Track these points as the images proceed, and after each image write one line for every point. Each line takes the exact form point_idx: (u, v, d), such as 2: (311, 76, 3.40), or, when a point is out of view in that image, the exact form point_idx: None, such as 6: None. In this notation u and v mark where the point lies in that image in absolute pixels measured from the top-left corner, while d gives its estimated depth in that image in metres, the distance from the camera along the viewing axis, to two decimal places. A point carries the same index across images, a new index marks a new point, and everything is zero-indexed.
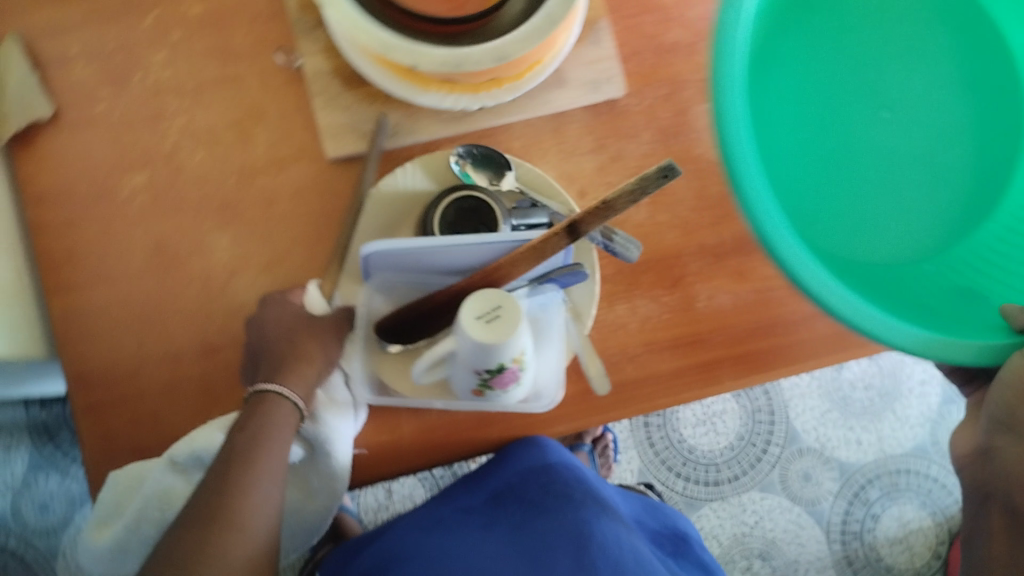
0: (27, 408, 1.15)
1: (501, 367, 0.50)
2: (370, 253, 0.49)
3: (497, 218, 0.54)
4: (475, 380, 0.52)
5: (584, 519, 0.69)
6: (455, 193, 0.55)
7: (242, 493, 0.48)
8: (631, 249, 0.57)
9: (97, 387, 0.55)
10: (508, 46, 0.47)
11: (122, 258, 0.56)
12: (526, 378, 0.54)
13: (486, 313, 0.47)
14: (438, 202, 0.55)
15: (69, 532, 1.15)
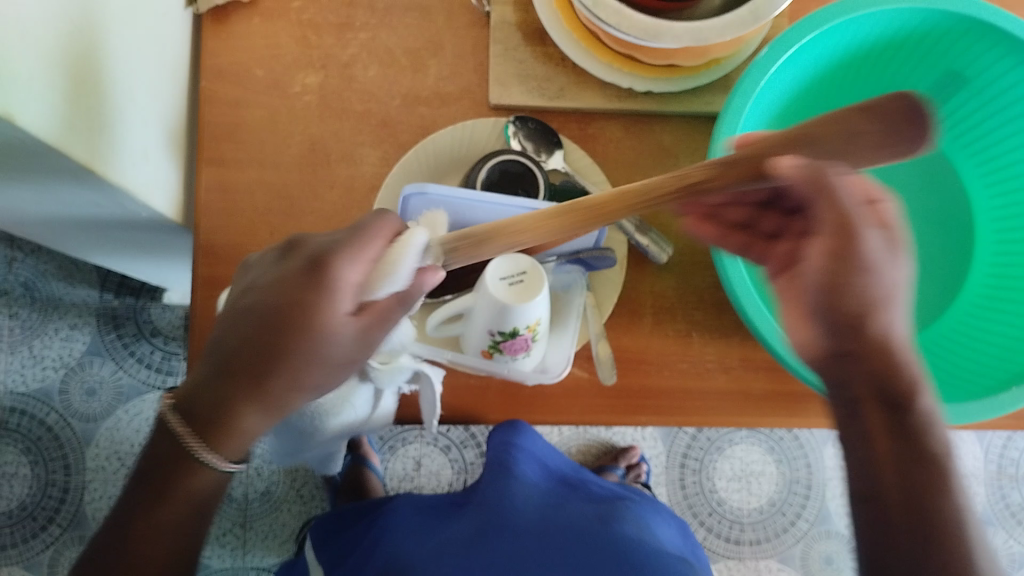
0: (102, 293, 1.19)
1: (514, 332, 0.52)
2: (410, 195, 0.50)
3: (537, 183, 0.55)
4: (486, 340, 0.54)
5: (531, 502, 0.67)
6: (503, 158, 0.55)
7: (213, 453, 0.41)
8: (660, 251, 0.59)
9: (218, 259, 0.57)
10: (712, 29, 0.48)
11: (276, 148, 0.58)
12: (536, 349, 0.55)
13: (510, 276, 0.51)
14: (483, 161, 0.55)
15: (108, 422, 1.17)
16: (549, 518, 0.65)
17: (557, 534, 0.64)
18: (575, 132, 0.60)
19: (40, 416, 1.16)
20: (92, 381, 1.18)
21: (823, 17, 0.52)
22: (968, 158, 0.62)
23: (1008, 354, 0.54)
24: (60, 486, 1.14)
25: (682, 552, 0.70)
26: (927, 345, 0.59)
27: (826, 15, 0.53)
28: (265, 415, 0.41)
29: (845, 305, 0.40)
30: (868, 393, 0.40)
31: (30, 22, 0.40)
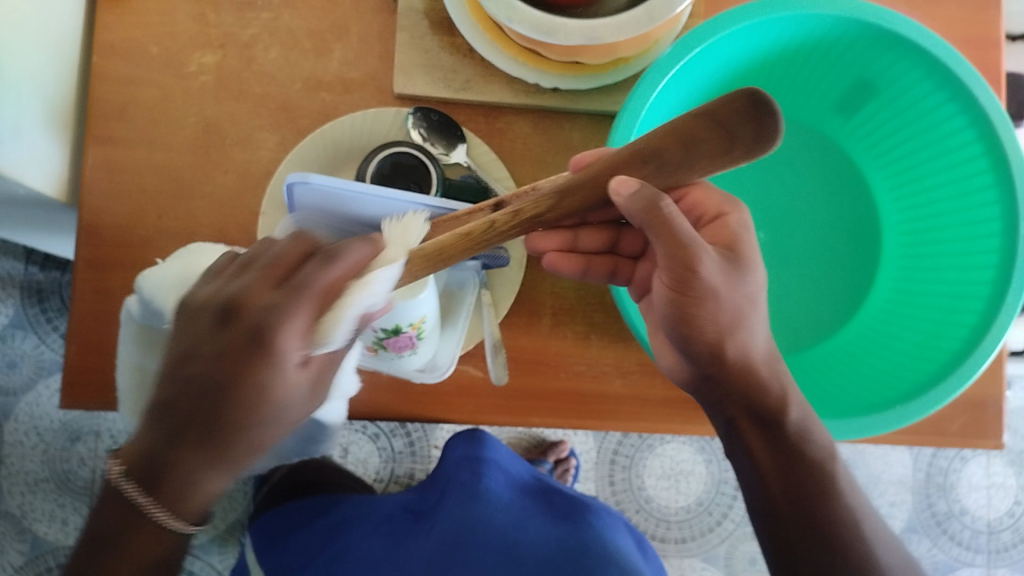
0: (27, 266, 1.14)
1: (398, 329, 0.50)
2: (292, 182, 0.48)
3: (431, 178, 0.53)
4: (370, 337, 0.51)
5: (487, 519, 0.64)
6: (397, 150, 0.54)
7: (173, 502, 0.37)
8: None
9: (104, 242, 0.55)
10: (604, 28, 0.47)
11: (168, 127, 0.57)
12: (424, 347, 0.54)
13: None
14: (375, 154, 0.54)
15: (28, 396, 1.14)
16: (503, 537, 0.63)
17: (503, 556, 0.61)
18: (483, 127, 0.59)
19: None
20: (12, 355, 1.14)
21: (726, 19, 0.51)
22: (880, 166, 0.62)
23: (898, 373, 0.54)
24: None
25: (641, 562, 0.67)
26: (825, 356, 0.59)
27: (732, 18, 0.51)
28: (217, 467, 0.37)
29: (709, 329, 0.45)
30: (741, 413, 0.47)
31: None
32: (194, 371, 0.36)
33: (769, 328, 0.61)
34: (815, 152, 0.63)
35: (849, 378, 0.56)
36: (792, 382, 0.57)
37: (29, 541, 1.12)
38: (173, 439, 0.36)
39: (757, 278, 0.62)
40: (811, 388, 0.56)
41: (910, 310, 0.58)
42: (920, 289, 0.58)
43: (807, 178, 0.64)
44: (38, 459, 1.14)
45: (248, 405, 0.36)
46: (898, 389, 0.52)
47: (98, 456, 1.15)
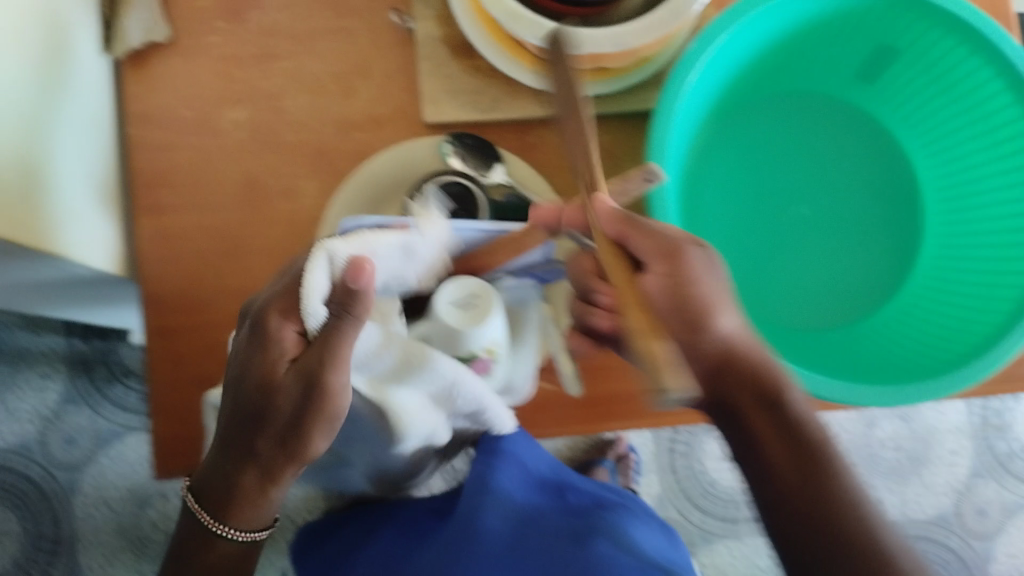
0: (69, 339, 1.17)
1: (473, 357, 0.51)
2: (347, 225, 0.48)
3: (478, 204, 0.55)
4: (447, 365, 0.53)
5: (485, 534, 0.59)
6: (441, 181, 0.55)
7: (252, 504, 0.46)
8: None
9: (169, 310, 0.57)
10: (631, 33, 0.48)
11: (213, 188, 0.58)
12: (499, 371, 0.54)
13: (460, 300, 0.50)
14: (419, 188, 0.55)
15: (91, 469, 1.15)
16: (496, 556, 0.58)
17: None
18: (515, 143, 0.59)
19: (22, 471, 1.14)
20: (69, 431, 1.16)
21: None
22: (911, 127, 0.62)
23: (959, 330, 0.54)
24: (50, 538, 1.14)
25: (668, 549, 0.63)
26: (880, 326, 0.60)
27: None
28: (275, 482, 0.45)
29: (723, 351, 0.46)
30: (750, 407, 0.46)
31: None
32: (246, 381, 0.42)
33: (823, 304, 0.61)
34: (843, 122, 0.64)
35: (916, 343, 0.56)
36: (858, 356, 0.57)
37: None
38: (228, 439, 0.44)
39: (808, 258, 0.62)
40: (877, 359, 0.56)
41: (965, 266, 0.58)
42: (973, 242, 0.58)
43: (837, 148, 0.64)
44: (110, 531, 1.14)
45: (272, 398, 0.42)
46: (963, 345, 0.52)
47: (169, 519, 1.16)
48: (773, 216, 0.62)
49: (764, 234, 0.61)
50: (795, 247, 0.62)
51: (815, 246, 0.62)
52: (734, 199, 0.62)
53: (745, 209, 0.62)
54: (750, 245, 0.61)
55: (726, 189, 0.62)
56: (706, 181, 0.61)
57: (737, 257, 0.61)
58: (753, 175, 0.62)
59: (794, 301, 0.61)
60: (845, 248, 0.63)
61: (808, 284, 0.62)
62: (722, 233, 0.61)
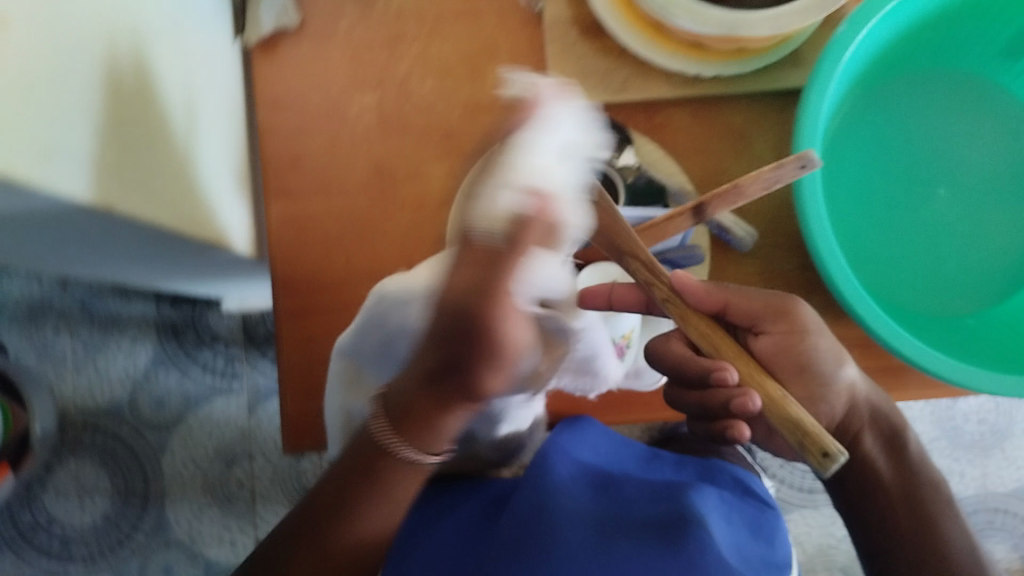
0: (158, 306, 1.18)
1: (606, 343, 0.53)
2: None
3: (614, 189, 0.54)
4: None
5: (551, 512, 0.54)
6: None
7: (431, 437, 0.36)
8: (744, 236, 0.57)
9: (299, 293, 0.57)
10: (786, 18, 0.48)
11: (341, 172, 0.57)
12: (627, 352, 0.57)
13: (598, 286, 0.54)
14: None
15: (179, 430, 1.17)
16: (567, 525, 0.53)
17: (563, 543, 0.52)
18: (645, 121, 0.58)
19: (113, 430, 1.16)
20: (158, 393, 1.18)
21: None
22: None
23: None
24: (139, 494, 1.15)
25: (749, 543, 0.58)
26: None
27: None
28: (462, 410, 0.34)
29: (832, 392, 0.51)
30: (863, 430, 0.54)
31: (100, 105, 0.40)
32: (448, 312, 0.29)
33: (960, 286, 0.61)
34: (979, 101, 0.63)
35: None
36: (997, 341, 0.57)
37: (202, 564, 1.15)
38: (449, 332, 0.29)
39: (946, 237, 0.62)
40: (1017, 345, 0.56)
41: None
42: None
43: (974, 126, 0.63)
44: (198, 487, 1.17)
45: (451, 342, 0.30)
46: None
47: (256, 478, 1.18)
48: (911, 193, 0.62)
49: (901, 211, 0.61)
50: (932, 226, 0.62)
51: (951, 224, 0.62)
52: (871, 175, 0.61)
53: (882, 185, 0.61)
54: (885, 224, 0.61)
55: (865, 171, 0.61)
56: (843, 162, 0.61)
57: (872, 235, 0.60)
58: (891, 151, 0.62)
59: (930, 281, 0.61)
60: (982, 227, 0.62)
61: (944, 263, 0.61)
62: (858, 211, 0.61)
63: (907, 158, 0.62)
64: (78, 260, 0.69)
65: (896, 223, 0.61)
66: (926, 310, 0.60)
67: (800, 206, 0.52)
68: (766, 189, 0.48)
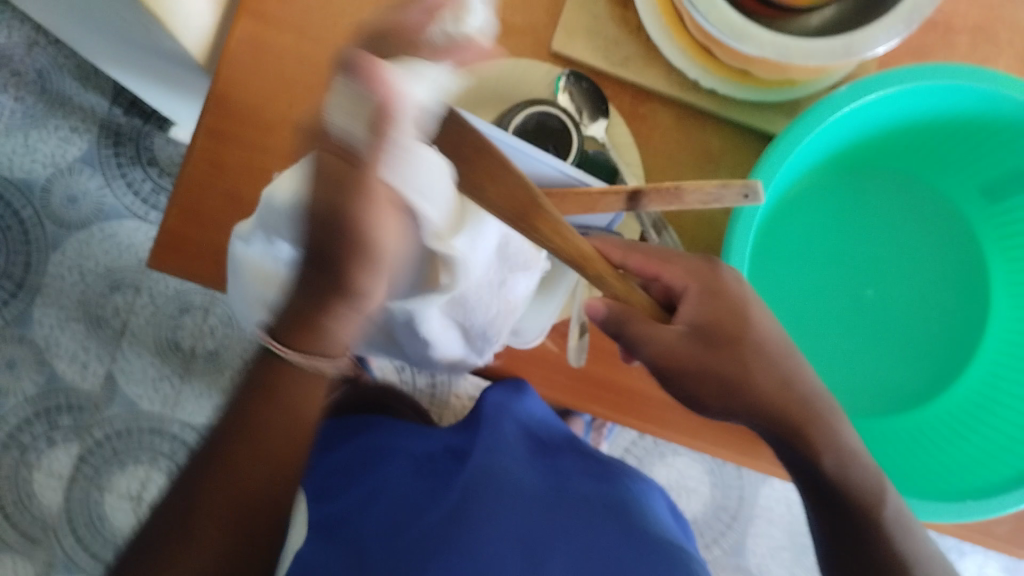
0: (111, 106, 1.13)
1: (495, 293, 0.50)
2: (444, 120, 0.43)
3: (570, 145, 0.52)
4: None
5: (415, 516, 0.62)
6: (543, 107, 0.53)
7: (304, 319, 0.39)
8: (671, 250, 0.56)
9: (231, 115, 0.55)
10: (796, 50, 0.46)
11: (323, 19, 0.56)
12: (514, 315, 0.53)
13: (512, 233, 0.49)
14: (523, 107, 0.53)
15: (81, 233, 1.14)
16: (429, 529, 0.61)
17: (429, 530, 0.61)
18: (629, 104, 0.57)
19: (16, 208, 1.12)
20: (74, 191, 1.13)
21: (951, 69, 0.51)
22: (1003, 255, 0.64)
23: (982, 466, 0.56)
24: (15, 280, 1.13)
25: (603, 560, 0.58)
26: (908, 429, 0.61)
27: (956, 71, 0.51)
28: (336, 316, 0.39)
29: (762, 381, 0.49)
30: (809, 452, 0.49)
31: None
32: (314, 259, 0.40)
33: (858, 390, 0.63)
34: (944, 225, 0.65)
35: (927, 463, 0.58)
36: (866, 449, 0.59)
37: (46, 372, 1.13)
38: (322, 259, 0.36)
39: (859, 336, 0.63)
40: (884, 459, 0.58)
41: (1007, 407, 0.59)
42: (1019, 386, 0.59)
43: (930, 246, 0.65)
44: (73, 298, 1.14)
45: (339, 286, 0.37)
46: (980, 482, 0.54)
47: (133, 313, 1.15)
48: (843, 284, 0.64)
49: (826, 295, 0.63)
50: (850, 323, 0.63)
51: (870, 327, 0.64)
52: (815, 253, 0.63)
53: (821, 266, 0.63)
54: (806, 300, 0.63)
55: (813, 239, 0.63)
56: (794, 229, 0.63)
57: (792, 305, 0.62)
58: (841, 237, 0.64)
59: (832, 368, 0.63)
60: (896, 344, 0.64)
61: (850, 361, 0.63)
62: (790, 278, 0.62)
63: (852, 253, 0.64)
64: (40, 2, 0.66)
65: (816, 306, 0.63)
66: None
67: (729, 228, 0.51)
68: (703, 203, 0.46)
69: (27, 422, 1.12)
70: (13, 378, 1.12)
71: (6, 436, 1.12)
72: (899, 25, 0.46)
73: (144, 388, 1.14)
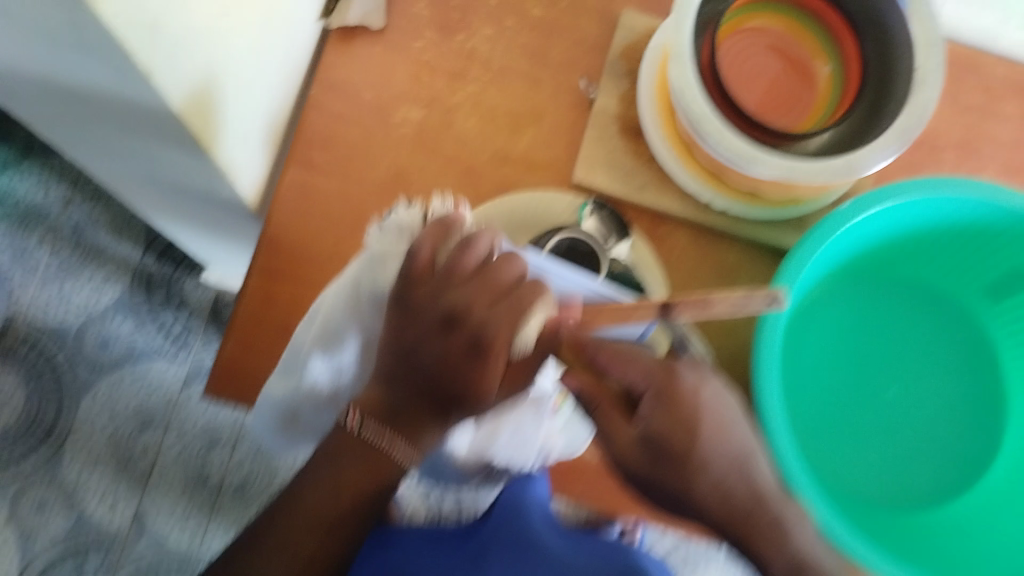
0: (143, 254, 1.19)
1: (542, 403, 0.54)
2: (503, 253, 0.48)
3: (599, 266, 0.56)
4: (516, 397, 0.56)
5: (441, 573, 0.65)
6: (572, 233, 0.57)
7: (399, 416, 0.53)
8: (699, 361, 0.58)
9: (281, 254, 0.59)
10: (800, 170, 0.51)
11: (364, 167, 0.61)
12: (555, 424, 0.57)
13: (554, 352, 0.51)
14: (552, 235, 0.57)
15: (113, 376, 1.17)
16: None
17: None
18: (647, 227, 0.62)
19: (49, 353, 1.16)
20: (106, 335, 1.17)
21: (943, 181, 0.56)
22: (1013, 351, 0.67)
23: None
24: (45, 426, 1.14)
25: None
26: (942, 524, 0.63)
27: (951, 185, 0.56)
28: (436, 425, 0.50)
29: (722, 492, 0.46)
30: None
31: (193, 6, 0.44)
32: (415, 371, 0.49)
33: (891, 489, 0.64)
34: (951, 325, 0.68)
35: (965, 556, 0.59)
36: (905, 545, 0.60)
37: (74, 515, 1.12)
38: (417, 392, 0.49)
39: (886, 435, 0.66)
40: (920, 554, 0.60)
41: None
42: None
43: (942, 345, 0.68)
44: (102, 441, 1.15)
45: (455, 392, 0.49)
46: None
47: (162, 452, 1.17)
48: (865, 385, 0.66)
49: (849, 396, 0.66)
50: (875, 422, 0.66)
51: (896, 425, 0.66)
52: (834, 357, 0.66)
53: (841, 369, 0.66)
54: (830, 403, 0.65)
55: (830, 344, 0.66)
56: (810, 333, 0.66)
57: (816, 408, 0.65)
58: (857, 340, 0.67)
59: (863, 467, 0.65)
60: (923, 441, 0.66)
61: (880, 459, 0.65)
62: (811, 382, 0.65)
63: (868, 353, 0.67)
64: (97, 161, 0.72)
65: (841, 408, 0.65)
66: (835, 490, 0.63)
67: (755, 343, 0.54)
68: (731, 313, 0.48)
69: (54, 566, 1.11)
70: (39, 518, 1.12)
71: None
72: (892, 140, 0.51)
73: (172, 525, 1.14)
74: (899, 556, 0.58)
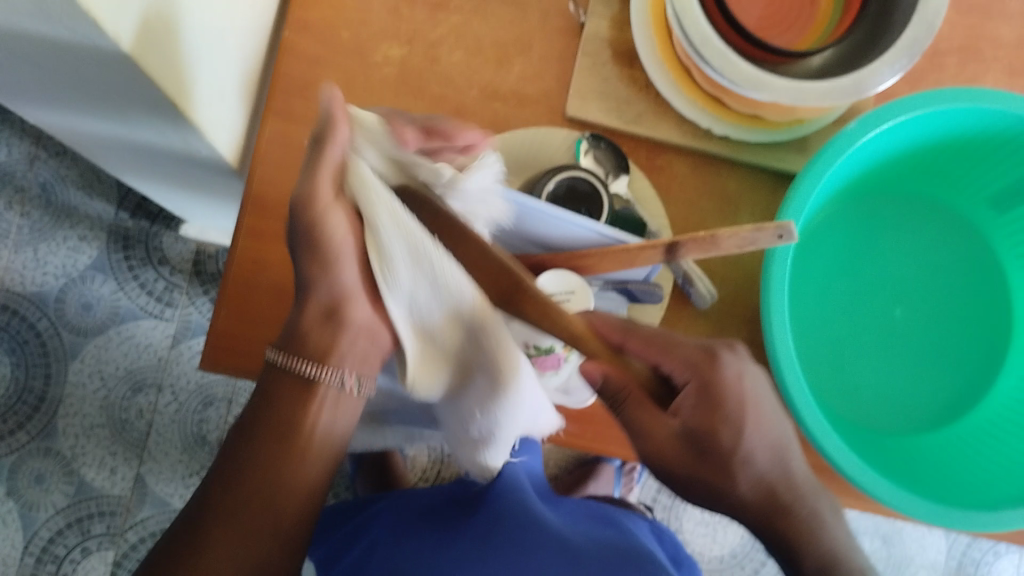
0: (118, 212, 1.15)
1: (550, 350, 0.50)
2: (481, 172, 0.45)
3: (601, 205, 0.54)
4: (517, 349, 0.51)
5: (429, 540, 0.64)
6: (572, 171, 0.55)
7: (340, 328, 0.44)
8: (705, 293, 0.57)
9: (271, 211, 0.57)
10: (808, 91, 0.48)
11: None
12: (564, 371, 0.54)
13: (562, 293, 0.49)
14: (551, 174, 0.54)
15: (99, 339, 1.14)
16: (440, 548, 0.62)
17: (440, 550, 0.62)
18: (646, 158, 0.60)
19: (31, 320, 1.12)
20: (88, 297, 1.14)
21: (948, 92, 0.54)
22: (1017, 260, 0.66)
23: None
24: (36, 394, 1.12)
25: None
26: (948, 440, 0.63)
27: (958, 95, 0.54)
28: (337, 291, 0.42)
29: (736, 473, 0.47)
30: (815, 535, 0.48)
31: None
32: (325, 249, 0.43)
33: (897, 408, 0.64)
34: (956, 237, 0.67)
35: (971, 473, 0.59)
36: (912, 465, 0.60)
37: (75, 483, 1.11)
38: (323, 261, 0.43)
39: (891, 355, 0.65)
40: (929, 473, 0.60)
41: None
42: None
43: (947, 258, 0.67)
44: (96, 405, 1.13)
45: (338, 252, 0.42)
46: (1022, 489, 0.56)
47: (157, 412, 1.15)
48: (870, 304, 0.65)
49: (854, 318, 0.65)
50: (880, 342, 0.65)
51: (899, 344, 0.65)
52: (839, 278, 0.65)
53: (846, 291, 0.65)
54: (837, 325, 0.64)
55: (835, 265, 0.65)
56: (813, 256, 0.65)
57: (824, 333, 0.64)
58: (862, 259, 0.65)
59: (869, 389, 0.64)
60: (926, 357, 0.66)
61: (885, 378, 0.65)
62: (817, 306, 0.64)
63: (875, 273, 0.65)
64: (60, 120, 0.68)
65: (847, 330, 0.64)
66: (843, 414, 0.63)
67: (764, 277, 0.53)
68: (742, 247, 0.44)
69: (59, 534, 1.09)
70: (41, 491, 1.10)
71: (38, 551, 1.09)
72: (901, 56, 0.48)
73: (174, 485, 1.13)
74: (908, 479, 0.58)
